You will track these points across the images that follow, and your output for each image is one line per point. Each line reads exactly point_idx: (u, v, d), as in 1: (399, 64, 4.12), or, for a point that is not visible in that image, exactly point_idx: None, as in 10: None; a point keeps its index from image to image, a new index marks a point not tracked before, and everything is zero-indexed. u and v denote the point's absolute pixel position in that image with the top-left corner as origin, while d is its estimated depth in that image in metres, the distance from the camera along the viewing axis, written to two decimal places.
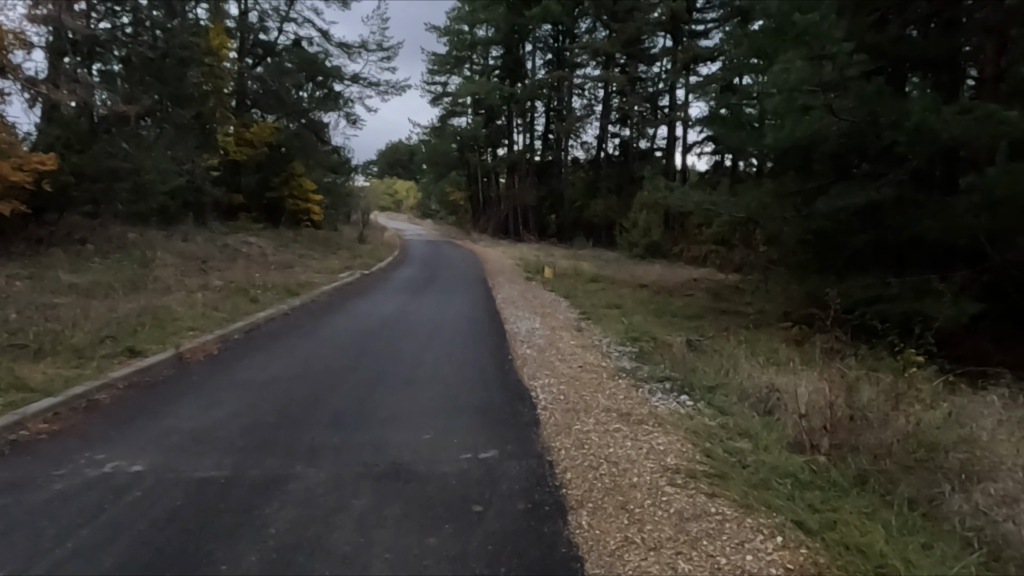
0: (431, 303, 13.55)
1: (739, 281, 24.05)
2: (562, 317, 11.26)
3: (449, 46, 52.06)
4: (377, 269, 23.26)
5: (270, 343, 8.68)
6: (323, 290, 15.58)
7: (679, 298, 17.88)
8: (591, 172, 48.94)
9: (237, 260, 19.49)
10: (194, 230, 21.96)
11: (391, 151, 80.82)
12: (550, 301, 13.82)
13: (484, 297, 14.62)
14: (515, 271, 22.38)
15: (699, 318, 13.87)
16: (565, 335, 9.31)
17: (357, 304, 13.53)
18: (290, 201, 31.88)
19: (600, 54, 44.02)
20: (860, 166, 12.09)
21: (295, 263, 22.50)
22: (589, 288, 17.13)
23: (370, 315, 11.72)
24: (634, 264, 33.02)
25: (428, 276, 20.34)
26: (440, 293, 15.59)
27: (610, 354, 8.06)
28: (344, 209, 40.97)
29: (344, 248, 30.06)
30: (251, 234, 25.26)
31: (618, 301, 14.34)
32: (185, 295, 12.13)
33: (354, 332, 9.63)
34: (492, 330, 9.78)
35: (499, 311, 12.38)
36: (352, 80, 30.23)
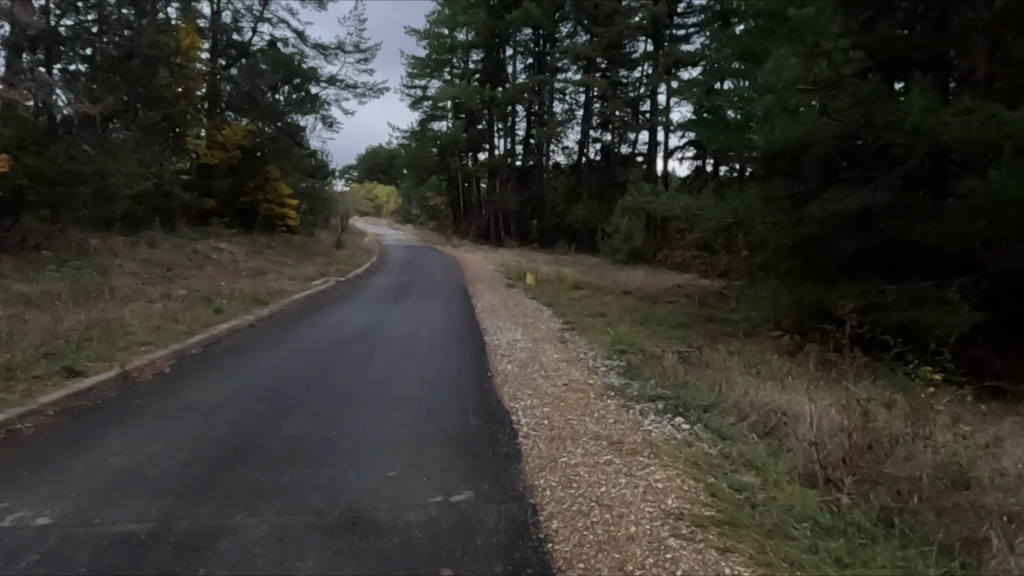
0: (407, 312, 12.93)
1: (723, 287, 23.73)
2: (545, 328, 10.70)
3: (428, 49, 51.41)
4: (354, 276, 22.58)
5: (227, 359, 8.01)
6: (295, 299, 14.90)
7: (663, 305, 17.46)
8: (573, 177, 48.62)
9: (206, 267, 18.71)
10: (162, 236, 21.12)
11: (370, 156, 80.00)
12: (532, 309, 13.29)
13: (462, 305, 14.05)
14: (496, 277, 21.83)
15: (686, 326, 13.43)
16: (548, 348, 8.74)
17: (329, 314, 12.86)
18: (265, 206, 31.06)
19: (582, 58, 43.74)
20: (850, 170, 11.74)
21: (269, 270, 21.76)
22: (571, 295, 16.64)
23: (341, 326, 11.07)
24: (616, 269, 32.64)
25: (406, 283, 19.71)
26: (417, 300, 14.99)
27: (597, 370, 7.51)
28: (321, 214, 40.15)
29: (320, 254, 29.30)
30: (223, 240, 24.46)
31: (602, 309, 13.85)
32: (144, 305, 11.39)
33: (322, 345, 8.98)
34: (470, 342, 9.20)
35: (479, 321, 11.81)
36: (328, 82, 29.53)
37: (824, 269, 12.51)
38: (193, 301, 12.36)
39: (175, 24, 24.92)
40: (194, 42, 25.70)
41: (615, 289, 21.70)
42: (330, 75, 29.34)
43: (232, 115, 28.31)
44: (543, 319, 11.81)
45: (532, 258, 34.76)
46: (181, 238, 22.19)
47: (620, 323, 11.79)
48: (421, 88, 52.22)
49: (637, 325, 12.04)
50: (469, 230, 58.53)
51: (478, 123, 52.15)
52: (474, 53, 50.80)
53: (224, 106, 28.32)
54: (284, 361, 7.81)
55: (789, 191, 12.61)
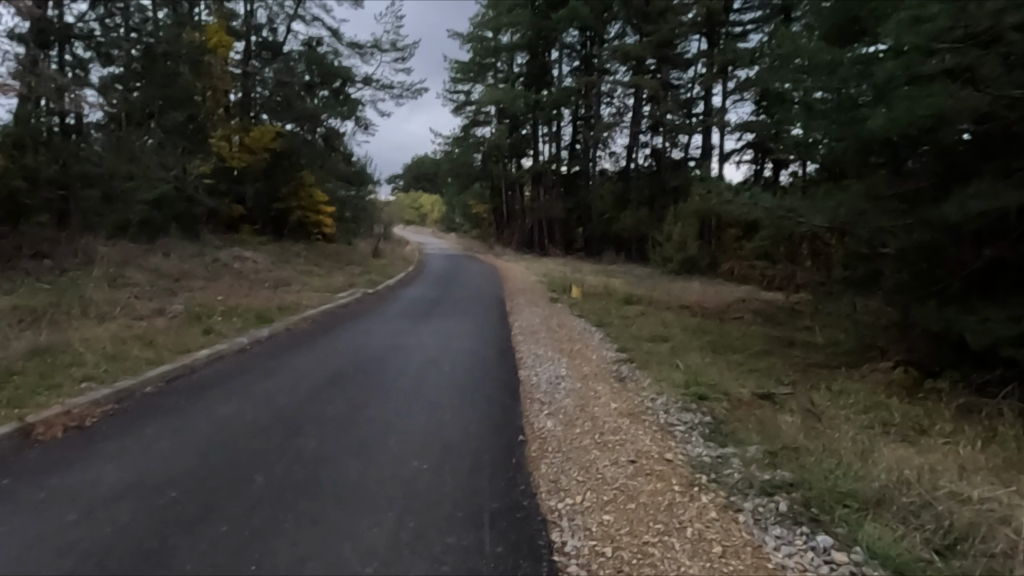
0: (432, 333, 11.01)
1: (793, 303, 21.18)
2: (596, 359, 8.57)
3: (472, 52, 49.73)
4: (384, 287, 20.89)
5: (179, 401, 6.14)
6: (310, 315, 13.10)
7: (730, 325, 15.12)
8: (621, 183, 46.33)
9: (222, 279, 17.23)
10: (180, 243, 19.81)
11: (415, 166, 79.18)
12: (579, 331, 11.23)
13: (494, 324, 12.17)
14: (538, 290, 19.88)
15: (766, 353, 11.15)
16: (602, 390, 6.66)
17: (340, 333, 10.99)
18: (299, 213, 29.78)
19: (631, 58, 41.49)
20: (983, 161, 9.28)
21: (295, 280, 20.33)
22: (626, 312, 14.51)
23: (348, 351, 9.19)
24: (669, 281, 30.24)
25: (440, 296, 17.90)
26: (445, 318, 13.15)
27: (674, 429, 5.39)
28: (360, 223, 38.92)
29: (354, 263, 27.77)
30: (249, 247, 23.13)
31: (664, 331, 11.68)
32: (125, 323, 9.80)
33: (312, 381, 7.05)
34: (501, 381, 7.17)
35: (514, 348, 9.77)
36: (365, 82, 28.11)
37: (944, 286, 10.10)
38: (186, 319, 10.73)
39: (205, 23, 23.74)
40: (223, 40, 24.11)
41: (671, 305, 19.39)
42: (366, 75, 27.91)
43: (266, 117, 27.09)
44: (594, 346, 9.71)
45: (578, 268, 32.55)
46: (204, 246, 20.92)
47: (691, 351, 9.60)
48: (464, 93, 50.59)
49: (708, 352, 9.85)
50: (512, 238, 56.55)
51: (523, 128, 50.29)
52: (519, 56, 48.96)
53: (258, 109, 27.11)
54: (249, 406, 5.91)
55: (898, 190, 10.27)
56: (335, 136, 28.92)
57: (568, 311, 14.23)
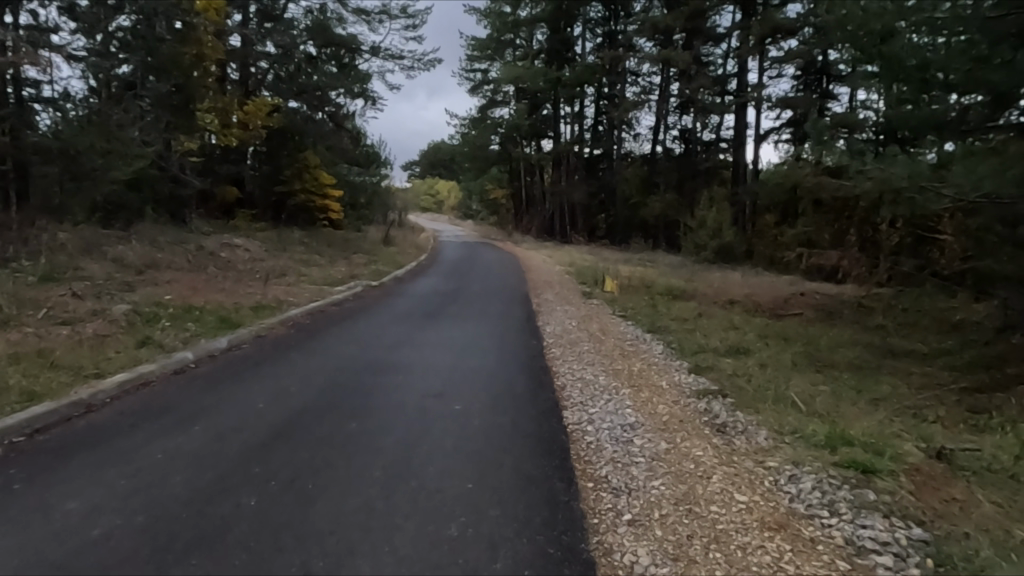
0: (437, 338, 8.56)
1: (858, 296, 18.49)
2: (671, 389, 6.02)
3: (489, 27, 46.74)
4: (391, 278, 18.49)
5: (13, 483, 3.71)
6: (296, 316, 10.61)
7: (804, 327, 12.43)
8: (647, 166, 43.56)
9: (202, 271, 14.91)
10: (160, 229, 17.48)
11: (430, 153, 76.69)
12: (631, 339, 8.64)
13: (517, 326, 9.69)
14: (566, 282, 17.39)
15: (879, 369, 8.48)
16: (706, 459, 4.19)
17: (322, 342, 8.50)
18: (303, 196, 27.51)
19: (660, 30, 38.54)
20: None
21: (290, 272, 17.95)
22: (681, 312, 11.87)
23: (323, 371, 6.73)
24: (705, 270, 27.54)
25: (453, 290, 15.39)
26: (458, 317, 10.70)
27: (875, 567, 2.98)
28: (372, 210, 36.61)
29: (361, 252, 25.33)
30: (241, 234, 20.72)
31: (741, 341, 9.03)
32: (36, 333, 7.38)
33: (249, 436, 4.55)
34: (537, 434, 4.69)
35: (549, 363, 7.22)
36: (372, 53, 25.56)
37: None
38: (129, 323, 8.32)
39: None
40: (212, 3, 21.56)
41: (721, 302, 16.73)
42: (372, 45, 25.34)
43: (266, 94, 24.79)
44: (659, 364, 7.11)
45: (603, 256, 29.85)
46: (188, 232, 18.52)
47: (799, 377, 6.98)
48: (481, 72, 47.72)
49: (819, 376, 7.20)
50: (531, 225, 53.85)
51: (543, 108, 47.38)
52: (539, 31, 45.95)
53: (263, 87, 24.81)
54: (121, 499, 3.50)
55: None
56: (341, 115, 26.58)
57: (607, 310, 11.68)
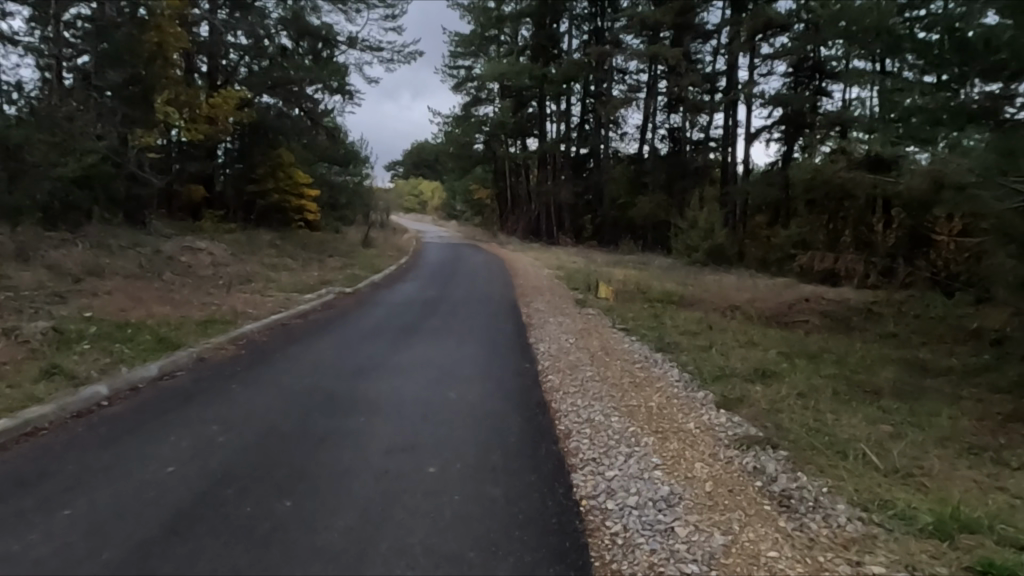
0: (412, 362, 7.25)
1: (865, 302, 17.48)
2: (705, 436, 4.76)
3: (472, 23, 45.35)
4: (368, 283, 17.16)
5: None
6: (253, 333, 9.23)
7: (822, 339, 11.25)
8: (635, 166, 42.55)
9: (156, 278, 13.47)
10: (114, 231, 15.98)
11: (413, 153, 74.94)
12: (642, 361, 7.37)
13: (506, 344, 8.40)
14: (557, 287, 16.17)
15: (927, 394, 7.28)
16: (785, 568, 2.98)
17: (276, 368, 7.13)
18: (277, 196, 26.11)
19: (648, 27, 37.49)
20: None
21: (257, 278, 16.52)
22: (687, 324, 10.64)
23: (267, 410, 5.41)
24: (698, 273, 26.44)
25: (435, 298, 14.06)
26: (439, 332, 9.40)
27: None
28: (352, 211, 35.18)
29: (339, 255, 23.98)
30: (206, 236, 19.23)
31: (766, 362, 7.80)
32: None
33: (139, 534, 3.23)
34: (541, 520, 3.44)
35: (547, 395, 5.93)
36: (349, 45, 24.14)
37: None
38: (42, 347, 6.92)
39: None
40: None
41: (723, 310, 15.53)
42: (349, 36, 23.91)
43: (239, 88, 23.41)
44: (682, 397, 5.84)
45: (593, 259, 28.64)
46: (145, 235, 17.01)
47: (851, 413, 5.77)
48: (465, 69, 46.33)
49: (871, 409, 5.99)
50: (516, 225, 52.57)
51: (529, 106, 46.09)
52: (524, 26, 44.62)
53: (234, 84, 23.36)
54: None
55: None
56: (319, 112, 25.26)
57: (605, 321, 10.45)
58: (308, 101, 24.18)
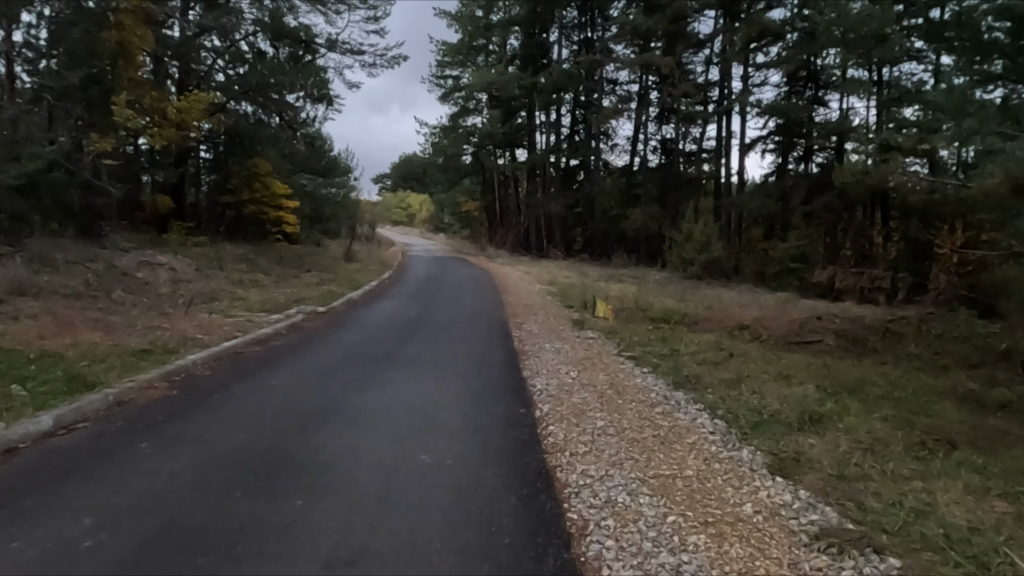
0: (380, 408, 5.84)
1: (879, 319, 16.29)
2: (771, 530, 3.48)
3: (459, 32, 44.26)
4: (344, 301, 15.80)
5: None
6: (195, 366, 7.75)
7: (850, 366, 9.99)
8: (626, 177, 41.52)
9: (101, 298, 12.01)
10: (62, 245, 14.51)
11: (401, 166, 73.73)
12: (661, 404, 6.05)
13: (495, 379, 7.00)
14: (552, 305, 14.86)
15: (1003, 440, 6.01)
16: None
17: (209, 414, 5.72)
18: (253, 207, 24.78)
19: (638, 36, 36.55)
20: None
21: (222, 295, 15.09)
22: (702, 349, 9.34)
23: (171, 488, 3.98)
24: (695, 287, 25.24)
25: (417, 318, 12.66)
26: (417, 360, 8.00)
27: None
28: (334, 223, 33.81)
29: (318, 270, 22.60)
30: (170, 250, 17.78)
31: (808, 402, 6.50)
32: None
33: None
34: None
35: (548, 457, 4.60)
36: (329, 48, 22.86)
37: None
38: None
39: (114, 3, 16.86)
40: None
41: (731, 330, 14.27)
42: (329, 38, 22.62)
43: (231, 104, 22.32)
44: (725, 461, 4.51)
45: (585, 273, 27.39)
46: (99, 248, 15.52)
47: (943, 480, 4.47)
48: (452, 79, 45.18)
49: (964, 473, 4.69)
50: (506, 238, 51.29)
51: (518, 116, 44.92)
52: (513, 36, 43.51)
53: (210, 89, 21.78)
54: None
55: None
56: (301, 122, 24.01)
57: (609, 348, 9.13)
58: (289, 109, 22.74)
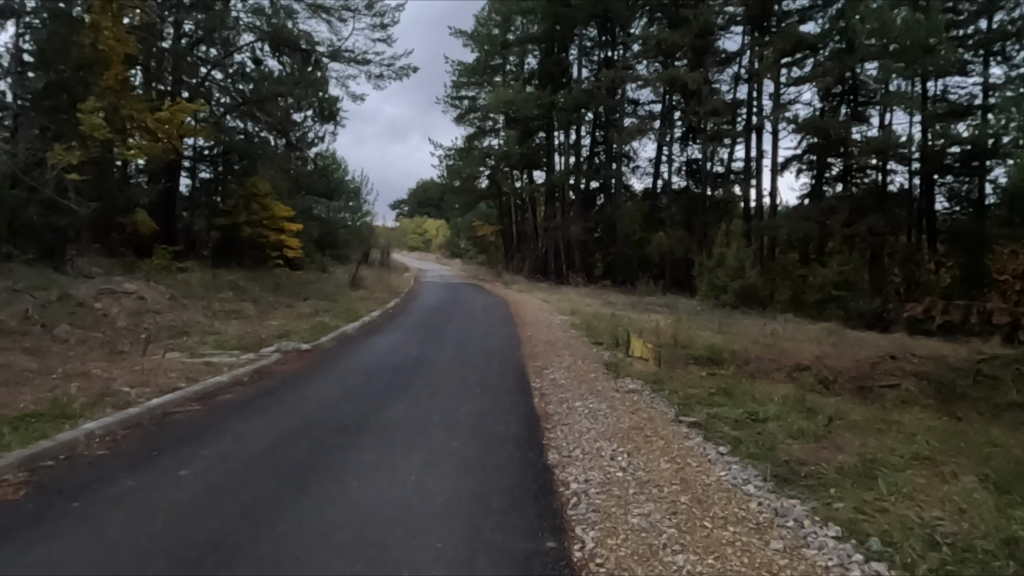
0: (321, 539, 3.63)
1: (964, 360, 13.72)
2: None
3: (476, 51, 42.68)
4: (335, 335, 13.64)
5: None
6: (90, 440, 5.52)
7: (976, 430, 7.49)
8: (650, 200, 39.35)
9: (31, 334, 9.95)
10: (10, 270, 12.62)
11: (418, 191, 72.22)
12: (770, 530, 3.76)
13: (508, 471, 4.75)
14: (576, 342, 12.58)
15: None
16: None
17: (41, 549, 3.49)
18: (249, 230, 22.84)
19: (661, 51, 34.60)
20: None
21: (193, 329, 13.00)
22: (783, 410, 6.92)
23: None
24: (731, 317, 22.79)
25: (413, 360, 10.39)
26: (399, 433, 5.74)
27: None
28: (342, 247, 31.87)
29: (317, 298, 20.53)
30: (144, 276, 15.81)
31: (1002, 519, 4.11)
32: None
33: None
34: None
35: None
36: (331, 58, 21.11)
37: None
38: None
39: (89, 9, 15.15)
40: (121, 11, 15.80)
41: (793, 375, 11.76)
42: (331, 47, 20.85)
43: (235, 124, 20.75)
44: None
45: (609, 301, 25.11)
46: (58, 275, 13.59)
47: None
48: (468, 99, 43.54)
49: None
50: (523, 264, 49.13)
51: (536, 137, 43.01)
52: (530, 54, 41.71)
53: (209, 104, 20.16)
54: None
55: None
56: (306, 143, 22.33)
57: (659, 408, 6.84)
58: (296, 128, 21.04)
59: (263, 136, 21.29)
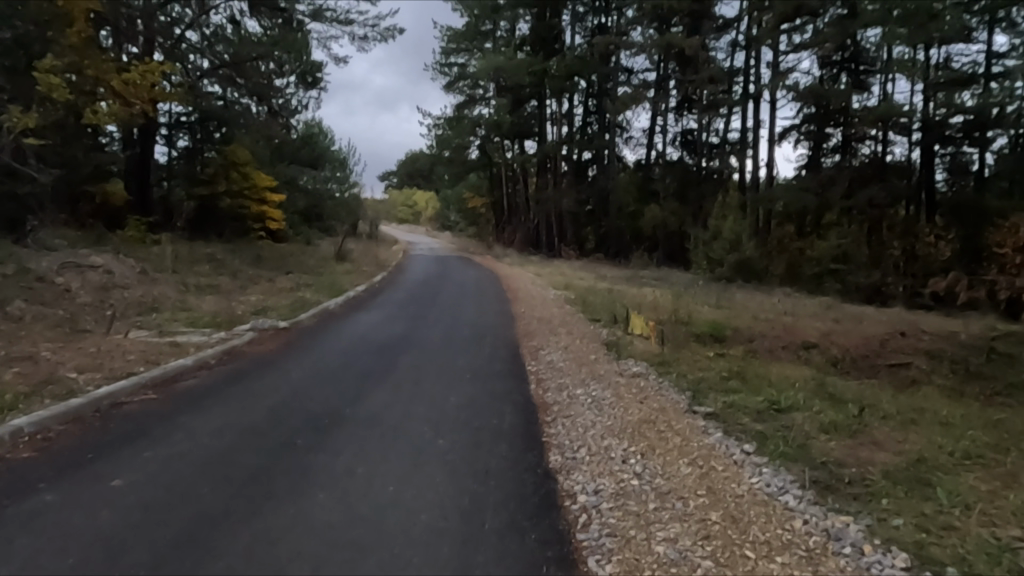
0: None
1: (975, 337, 13.09)
2: None
3: (466, 15, 41.15)
4: (315, 311, 12.84)
5: None
6: (17, 440, 4.77)
7: (1012, 418, 6.82)
8: (644, 171, 38.44)
9: None
10: None
11: (407, 162, 70.73)
12: (825, 561, 3.08)
13: (504, 479, 4.06)
14: (572, 319, 11.86)
15: None
16: None
17: None
18: (229, 200, 21.85)
19: (657, 16, 33.35)
20: None
21: (164, 306, 12.16)
22: (807, 399, 6.23)
23: None
24: (728, 291, 22.13)
25: (398, 340, 9.65)
26: (378, 429, 5.03)
27: None
28: (327, 219, 30.83)
29: (299, 272, 19.65)
30: (113, 249, 14.90)
31: None
32: None
33: None
34: None
35: None
36: (312, 18, 19.93)
37: None
38: None
39: None
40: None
41: (802, 355, 11.09)
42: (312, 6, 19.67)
43: (216, 89, 19.52)
44: None
45: (603, 275, 24.35)
46: (17, 247, 12.67)
47: None
48: (457, 66, 42.12)
49: None
50: (514, 236, 48.22)
51: (528, 105, 41.78)
52: (522, 19, 40.24)
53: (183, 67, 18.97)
54: None
55: None
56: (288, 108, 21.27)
57: (668, 397, 6.14)
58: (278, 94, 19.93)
59: (240, 101, 20.16)
